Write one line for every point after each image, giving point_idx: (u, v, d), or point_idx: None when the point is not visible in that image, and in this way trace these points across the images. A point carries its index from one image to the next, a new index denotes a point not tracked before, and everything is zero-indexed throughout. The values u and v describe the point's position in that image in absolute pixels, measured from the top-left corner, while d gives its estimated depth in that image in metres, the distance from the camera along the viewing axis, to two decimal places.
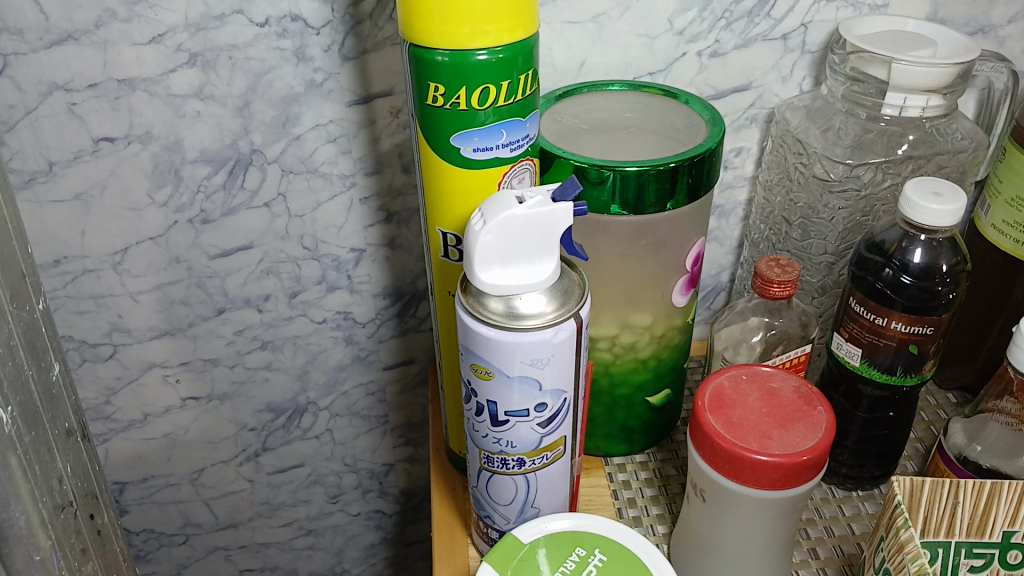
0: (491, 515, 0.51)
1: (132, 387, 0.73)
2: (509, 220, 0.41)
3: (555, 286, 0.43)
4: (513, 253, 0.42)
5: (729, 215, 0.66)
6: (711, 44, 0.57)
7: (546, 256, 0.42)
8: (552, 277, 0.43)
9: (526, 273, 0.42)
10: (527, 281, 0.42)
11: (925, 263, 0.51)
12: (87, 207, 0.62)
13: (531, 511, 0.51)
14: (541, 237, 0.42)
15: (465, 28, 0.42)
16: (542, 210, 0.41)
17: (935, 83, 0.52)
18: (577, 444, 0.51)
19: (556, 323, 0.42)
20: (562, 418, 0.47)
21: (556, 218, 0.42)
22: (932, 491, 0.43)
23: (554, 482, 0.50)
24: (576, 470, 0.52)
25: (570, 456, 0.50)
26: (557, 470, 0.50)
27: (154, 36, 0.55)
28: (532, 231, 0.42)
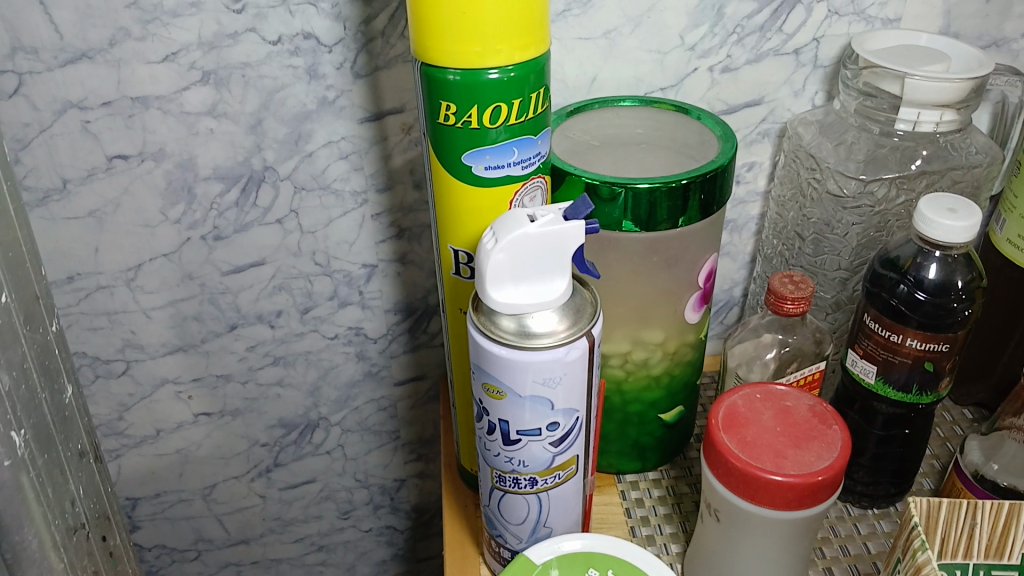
0: (502, 534, 0.51)
1: (145, 402, 0.73)
2: (522, 238, 0.41)
3: (567, 305, 0.43)
4: (524, 271, 0.42)
5: (741, 229, 0.66)
6: (723, 59, 0.57)
7: (560, 275, 0.42)
8: (565, 295, 0.43)
9: (540, 292, 0.42)
10: (542, 300, 0.42)
11: (941, 279, 0.50)
12: (101, 224, 0.62)
13: (543, 530, 0.50)
14: (555, 256, 0.42)
15: (477, 47, 0.42)
16: (556, 228, 0.41)
17: (949, 98, 0.51)
18: (590, 464, 0.50)
19: (568, 342, 0.42)
20: (574, 437, 0.47)
21: (569, 237, 0.42)
22: (949, 513, 0.42)
23: (567, 501, 0.50)
24: (589, 490, 0.52)
25: (583, 475, 0.50)
26: (570, 490, 0.49)
27: (168, 55, 0.55)
28: (546, 249, 0.41)
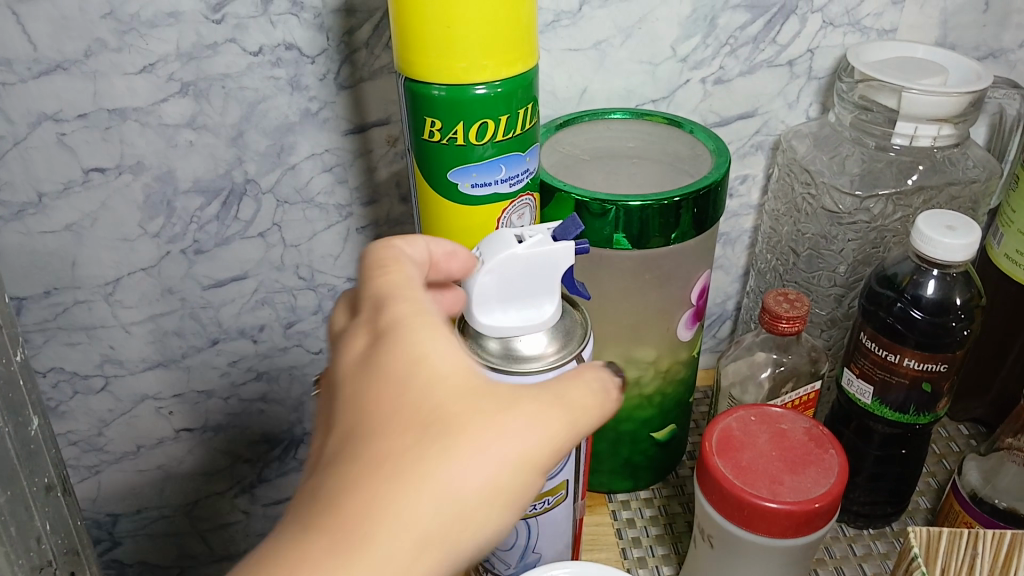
0: (491, 559, 0.50)
1: (125, 419, 0.71)
2: (509, 259, 0.40)
3: (556, 327, 0.42)
4: (512, 293, 0.40)
5: (734, 242, 0.64)
6: (716, 70, 0.56)
7: (548, 297, 0.41)
8: (554, 317, 0.41)
9: (529, 315, 0.41)
10: (531, 323, 0.41)
11: (938, 297, 0.49)
12: (78, 237, 0.60)
13: (533, 555, 0.49)
14: (544, 277, 0.40)
15: (462, 63, 0.40)
16: (543, 249, 0.40)
17: (947, 112, 0.50)
18: (580, 489, 0.49)
19: (557, 365, 0.41)
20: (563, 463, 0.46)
21: (557, 258, 0.40)
22: (950, 542, 0.41)
23: (556, 525, 0.48)
24: (579, 514, 0.51)
25: (573, 501, 0.49)
26: (560, 515, 0.48)
27: (146, 66, 0.53)
28: (534, 271, 0.40)
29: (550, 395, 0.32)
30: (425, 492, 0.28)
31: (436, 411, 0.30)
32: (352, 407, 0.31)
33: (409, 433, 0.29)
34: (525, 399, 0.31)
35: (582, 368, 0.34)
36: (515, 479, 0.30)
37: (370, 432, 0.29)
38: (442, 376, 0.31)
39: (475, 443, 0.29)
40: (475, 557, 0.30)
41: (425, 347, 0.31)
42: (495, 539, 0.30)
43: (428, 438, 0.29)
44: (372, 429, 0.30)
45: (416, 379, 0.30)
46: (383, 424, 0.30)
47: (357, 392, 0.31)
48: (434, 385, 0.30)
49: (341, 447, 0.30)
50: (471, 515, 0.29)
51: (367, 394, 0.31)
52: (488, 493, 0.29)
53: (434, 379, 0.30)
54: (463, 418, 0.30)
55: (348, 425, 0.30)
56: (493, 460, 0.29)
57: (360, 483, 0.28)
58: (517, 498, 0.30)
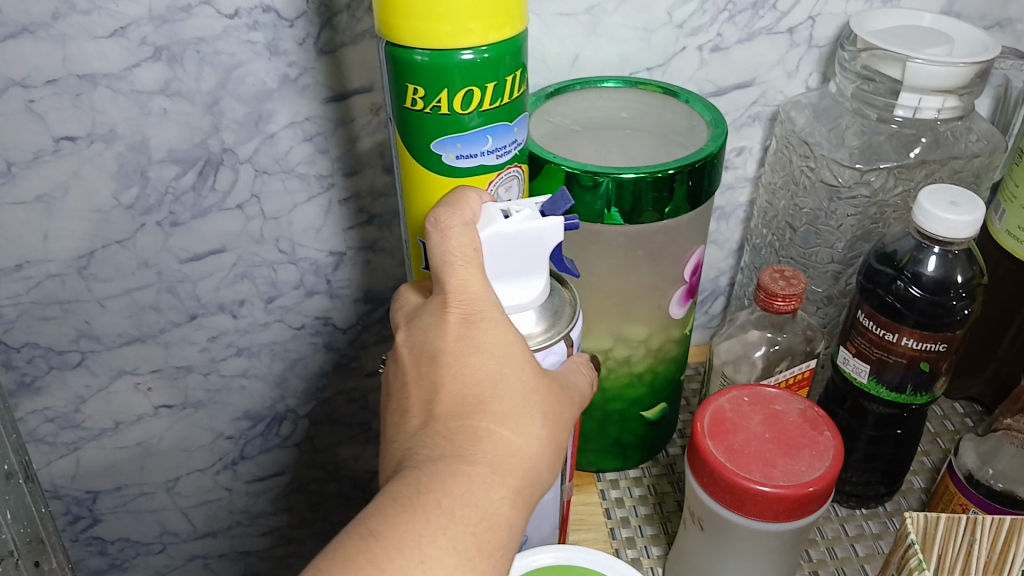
0: None
1: (102, 395, 0.69)
2: (497, 237, 0.38)
3: (543, 306, 0.41)
4: (499, 272, 0.39)
5: (729, 217, 0.63)
6: (713, 38, 0.54)
7: (536, 276, 0.39)
8: (540, 296, 0.40)
9: (515, 293, 0.39)
10: (516, 302, 0.39)
11: (940, 275, 0.48)
12: (49, 209, 0.58)
13: (519, 541, 0.48)
14: (533, 256, 0.39)
15: (447, 26, 0.38)
16: (535, 228, 0.38)
17: (952, 84, 0.48)
18: (566, 473, 0.48)
19: (545, 346, 0.40)
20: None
21: (549, 238, 0.38)
22: (947, 528, 0.40)
23: (544, 511, 0.47)
24: (566, 497, 0.50)
25: (559, 485, 0.47)
26: (544, 500, 0.47)
27: (116, 29, 0.51)
28: (522, 249, 0.38)
29: (577, 374, 0.41)
30: (521, 459, 0.36)
31: (524, 392, 0.37)
32: (455, 376, 0.37)
33: (502, 404, 0.36)
34: (570, 381, 0.40)
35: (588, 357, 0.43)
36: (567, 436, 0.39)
37: (476, 402, 0.36)
38: (523, 362, 0.37)
39: (546, 424, 0.37)
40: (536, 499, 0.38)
41: (507, 329, 0.38)
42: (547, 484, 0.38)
43: (515, 418, 0.36)
44: (475, 401, 0.36)
45: (511, 363, 0.37)
46: (485, 397, 0.36)
47: (456, 362, 0.37)
48: (520, 366, 0.37)
49: (449, 413, 0.36)
50: (544, 467, 0.37)
51: (467, 368, 0.37)
52: (553, 452, 0.38)
53: (520, 358, 0.37)
54: (538, 401, 0.37)
55: (452, 394, 0.37)
56: (553, 430, 0.38)
57: (471, 443, 0.35)
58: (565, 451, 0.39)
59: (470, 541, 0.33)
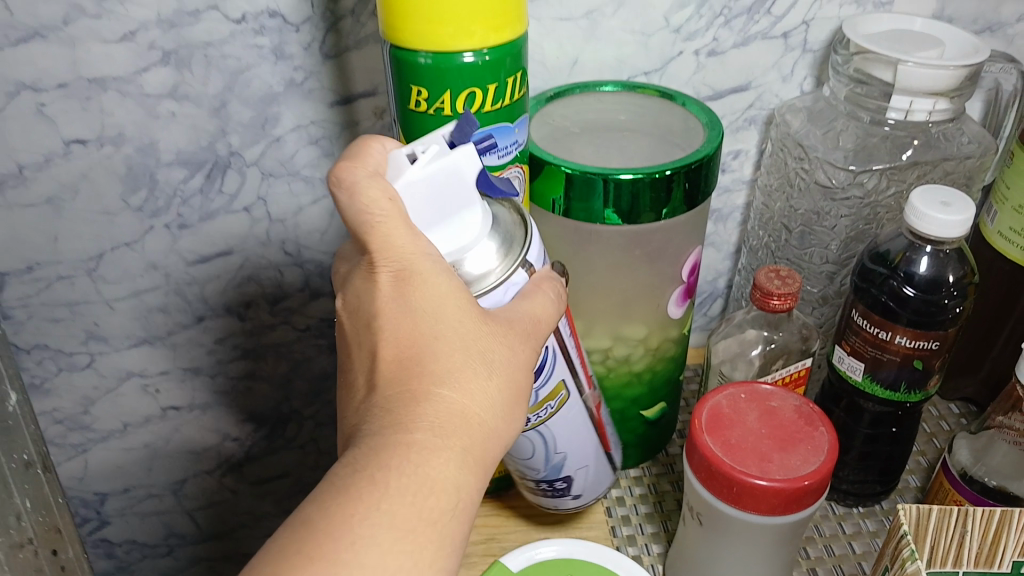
0: (522, 469, 0.48)
1: (110, 396, 0.70)
2: (410, 186, 0.35)
3: (492, 235, 0.38)
4: (428, 221, 0.36)
5: (726, 218, 0.64)
6: (710, 42, 0.55)
7: (471, 212, 0.37)
8: (481, 231, 0.37)
9: (455, 237, 0.37)
10: (460, 247, 0.37)
11: (931, 274, 0.49)
12: (59, 211, 0.59)
13: (558, 456, 0.47)
14: (460, 191, 0.36)
15: (449, 28, 0.39)
16: (448, 160, 0.35)
17: (942, 86, 0.49)
18: (582, 380, 0.46)
19: (504, 276, 0.38)
20: (552, 356, 0.43)
21: (467, 167, 0.35)
22: (939, 521, 0.41)
23: (571, 425, 0.46)
24: (594, 406, 0.48)
25: (579, 395, 0.46)
26: (569, 415, 0.46)
27: (125, 34, 0.52)
28: (446, 187, 0.35)
29: (529, 307, 0.38)
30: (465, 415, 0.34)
31: (459, 346, 0.35)
32: (389, 339, 0.35)
33: (439, 362, 0.35)
34: (521, 320, 0.38)
35: (540, 283, 0.40)
36: (519, 386, 0.37)
37: (411, 365, 0.35)
38: (460, 313, 0.35)
39: (491, 377, 0.35)
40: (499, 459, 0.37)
41: (441, 276, 0.35)
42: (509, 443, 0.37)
43: (457, 375, 0.35)
44: (411, 362, 0.35)
45: (445, 316, 0.35)
46: (420, 357, 0.35)
47: (390, 322, 0.35)
48: (458, 318, 0.35)
49: (387, 379, 0.35)
50: (495, 423, 0.35)
51: (400, 329, 0.35)
52: (501, 404, 0.36)
53: (456, 308, 0.35)
54: (479, 354, 0.35)
55: (388, 359, 0.35)
56: (499, 380, 0.36)
57: (410, 406, 0.34)
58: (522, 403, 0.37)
59: (416, 509, 0.31)
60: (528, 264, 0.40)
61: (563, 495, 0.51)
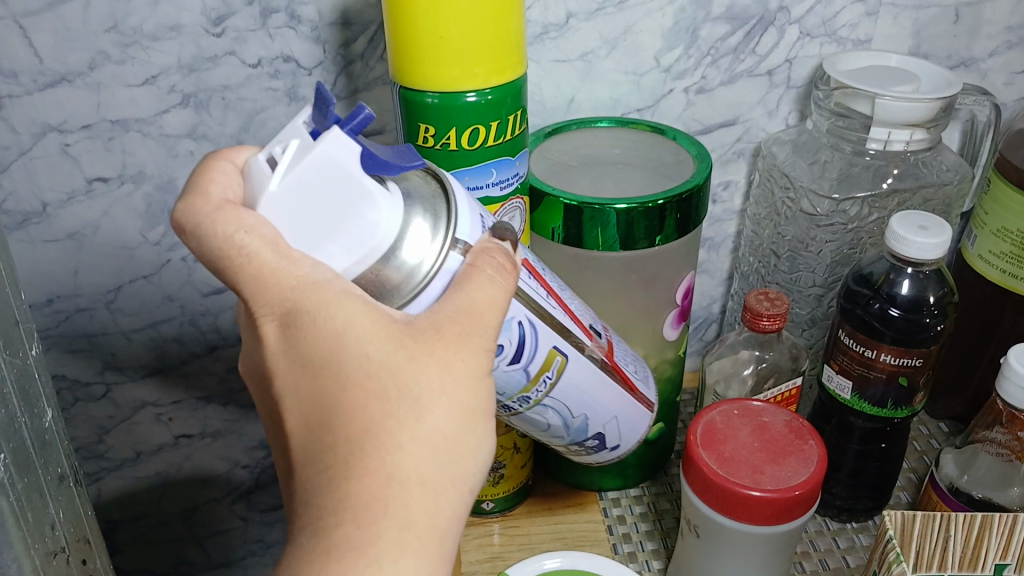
0: (550, 437, 0.47)
1: (125, 425, 0.72)
2: (279, 198, 0.31)
3: (412, 220, 0.33)
4: (321, 226, 0.32)
5: (718, 247, 0.67)
6: (698, 80, 0.58)
7: (361, 207, 0.31)
8: (387, 224, 0.32)
9: (354, 241, 0.32)
10: (365, 250, 0.32)
11: (913, 295, 0.51)
12: (80, 246, 0.62)
13: (578, 419, 0.45)
14: (335, 190, 0.31)
15: (454, 71, 0.42)
16: (304, 161, 0.30)
17: (918, 118, 0.52)
18: (579, 337, 0.43)
19: (438, 268, 0.34)
20: (531, 328, 0.40)
21: (330, 160, 0.30)
22: (923, 525, 0.43)
23: (578, 391, 0.44)
24: (605, 353, 0.45)
25: (579, 353, 0.43)
26: (572, 379, 0.43)
27: (147, 78, 0.55)
28: (316, 191, 0.31)
29: (460, 299, 0.34)
30: (391, 476, 0.31)
31: (366, 393, 0.32)
32: (293, 399, 0.33)
33: (348, 418, 0.32)
34: (450, 320, 0.33)
35: (476, 260, 0.35)
36: (461, 408, 0.33)
37: (317, 430, 0.33)
38: (361, 351, 0.32)
39: (416, 416, 0.32)
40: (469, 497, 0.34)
41: (333, 303, 0.31)
42: (471, 474, 0.34)
43: (371, 431, 0.32)
44: (318, 425, 0.33)
45: (343, 362, 0.32)
46: (326, 418, 0.32)
47: (298, 374, 0.33)
48: (360, 357, 0.32)
49: (301, 446, 0.33)
50: (436, 468, 0.32)
51: (299, 387, 0.33)
52: (441, 442, 0.33)
53: (357, 344, 0.32)
54: (395, 392, 0.32)
55: (296, 425, 0.33)
56: (426, 415, 0.32)
57: (324, 481, 0.32)
58: (473, 419, 0.34)
59: None
60: (462, 243, 0.35)
61: (603, 449, 0.49)
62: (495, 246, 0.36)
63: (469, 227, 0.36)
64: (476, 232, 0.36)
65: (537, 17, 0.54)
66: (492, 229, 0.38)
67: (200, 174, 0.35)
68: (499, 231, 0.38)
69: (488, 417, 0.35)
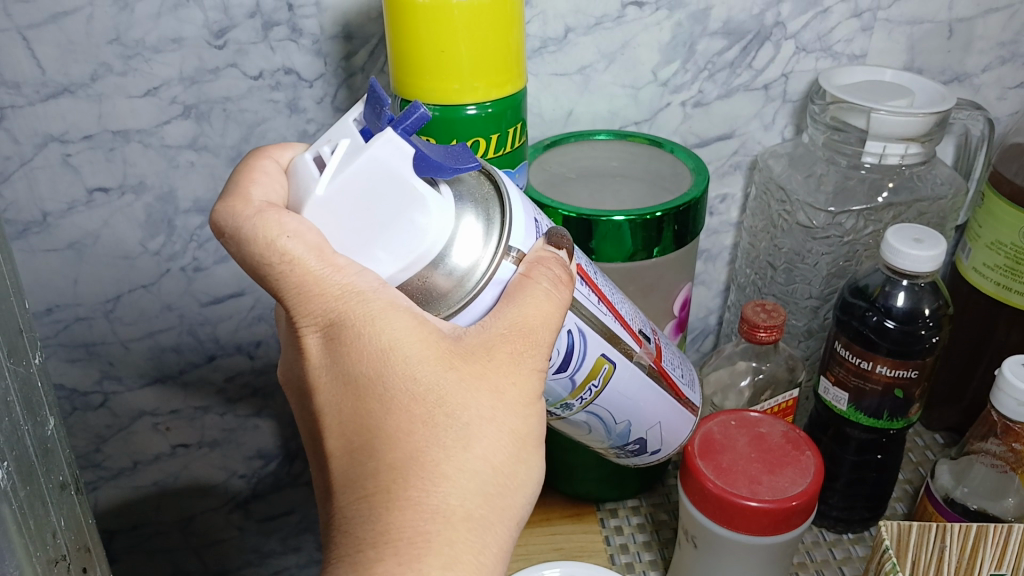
0: (598, 442, 0.48)
1: (123, 434, 0.73)
2: (325, 202, 0.32)
3: (463, 229, 0.34)
4: (366, 232, 0.33)
5: (715, 259, 0.67)
6: (695, 94, 0.59)
7: (409, 213, 0.32)
8: (436, 230, 0.33)
9: (400, 248, 0.33)
10: (410, 258, 0.33)
11: (908, 307, 0.52)
12: (80, 255, 0.62)
13: (621, 423, 0.45)
14: (381, 195, 0.32)
15: (455, 84, 0.43)
16: (351, 166, 0.31)
17: (912, 132, 0.53)
18: (628, 343, 0.43)
19: (491, 277, 0.35)
20: (580, 337, 0.40)
21: (379, 165, 0.31)
22: (919, 536, 0.44)
23: (623, 397, 0.44)
24: (652, 359, 0.45)
25: (628, 360, 0.43)
26: (619, 386, 0.43)
27: (149, 89, 0.55)
28: (362, 196, 0.32)
29: (512, 315, 0.35)
30: (437, 501, 0.32)
31: (413, 415, 0.33)
32: (336, 419, 0.35)
33: (393, 440, 0.33)
34: (496, 345, 0.35)
35: (530, 270, 0.36)
36: (505, 435, 0.35)
37: (360, 451, 0.34)
38: (409, 373, 0.34)
39: (462, 442, 0.34)
40: (509, 530, 0.35)
41: (379, 320, 0.33)
42: (511, 506, 0.35)
43: (416, 457, 0.33)
44: (361, 447, 0.34)
45: (391, 383, 0.34)
46: (370, 440, 0.34)
47: (343, 394, 0.35)
48: (407, 379, 0.34)
49: (342, 468, 0.34)
50: (478, 496, 0.33)
51: (343, 406, 0.35)
52: (484, 470, 0.34)
53: (403, 365, 0.33)
54: (442, 416, 0.34)
55: (339, 445, 0.35)
56: (469, 438, 0.34)
57: (368, 504, 0.33)
58: (516, 448, 0.35)
59: None
60: (515, 252, 0.36)
61: (642, 453, 0.49)
62: (550, 256, 0.37)
63: (523, 235, 0.36)
64: (531, 240, 0.37)
65: (536, 31, 0.54)
66: (547, 236, 0.39)
67: (244, 175, 0.37)
68: (554, 238, 0.38)
69: (532, 447, 0.36)
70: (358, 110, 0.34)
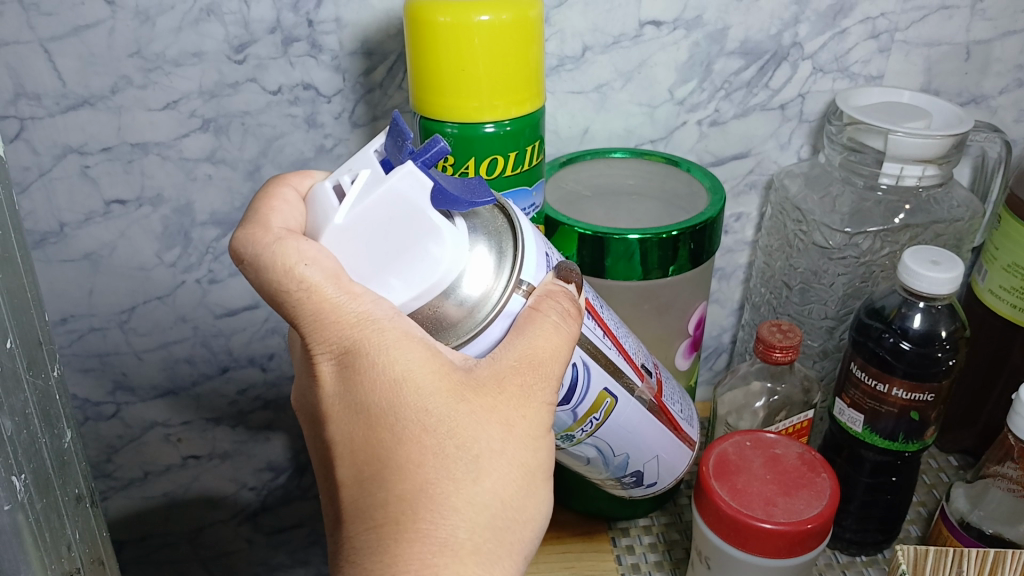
0: (595, 473, 0.48)
1: (134, 445, 0.73)
2: (343, 231, 0.33)
3: (478, 262, 0.34)
4: (382, 260, 0.33)
5: (729, 277, 0.67)
6: (711, 113, 0.59)
7: (424, 243, 0.32)
8: (450, 261, 0.33)
9: (415, 277, 0.33)
10: (424, 287, 0.33)
11: (925, 329, 0.51)
12: (96, 266, 0.63)
13: (619, 456, 0.46)
14: (398, 226, 0.32)
15: (474, 102, 0.43)
16: (369, 197, 0.32)
17: (930, 154, 0.53)
18: (631, 377, 0.43)
19: (502, 309, 0.35)
20: (586, 369, 0.40)
21: (396, 196, 0.32)
22: (936, 561, 0.44)
23: (625, 429, 0.44)
24: (653, 395, 0.45)
25: (630, 395, 0.43)
26: (622, 418, 0.43)
27: (168, 102, 0.56)
28: (381, 226, 0.32)
29: (524, 348, 0.35)
30: (445, 534, 0.32)
31: (424, 447, 0.34)
32: (347, 447, 0.35)
33: (403, 472, 0.33)
34: (508, 379, 0.35)
35: (539, 303, 0.36)
36: (514, 469, 0.35)
37: (370, 481, 0.34)
38: (420, 404, 0.34)
39: (471, 475, 0.34)
40: (516, 564, 0.35)
41: (393, 350, 0.33)
42: (518, 540, 0.35)
43: (426, 490, 0.33)
44: (371, 477, 0.34)
45: (402, 414, 0.34)
46: (380, 470, 0.34)
47: (355, 423, 0.35)
48: (418, 410, 0.34)
49: (352, 497, 0.34)
50: (485, 530, 0.34)
51: (355, 434, 0.35)
52: (492, 503, 0.34)
53: (415, 397, 0.34)
54: (452, 448, 0.34)
55: (350, 474, 0.35)
56: (478, 471, 0.34)
57: (377, 535, 0.33)
58: (524, 482, 0.35)
59: None
60: (526, 285, 0.36)
61: (640, 484, 0.50)
62: (560, 289, 0.37)
63: (534, 269, 0.36)
64: (542, 273, 0.37)
65: (554, 49, 0.55)
66: (558, 269, 0.39)
67: (263, 201, 0.37)
68: (564, 272, 0.39)
69: (541, 481, 0.36)
70: (380, 142, 0.35)
